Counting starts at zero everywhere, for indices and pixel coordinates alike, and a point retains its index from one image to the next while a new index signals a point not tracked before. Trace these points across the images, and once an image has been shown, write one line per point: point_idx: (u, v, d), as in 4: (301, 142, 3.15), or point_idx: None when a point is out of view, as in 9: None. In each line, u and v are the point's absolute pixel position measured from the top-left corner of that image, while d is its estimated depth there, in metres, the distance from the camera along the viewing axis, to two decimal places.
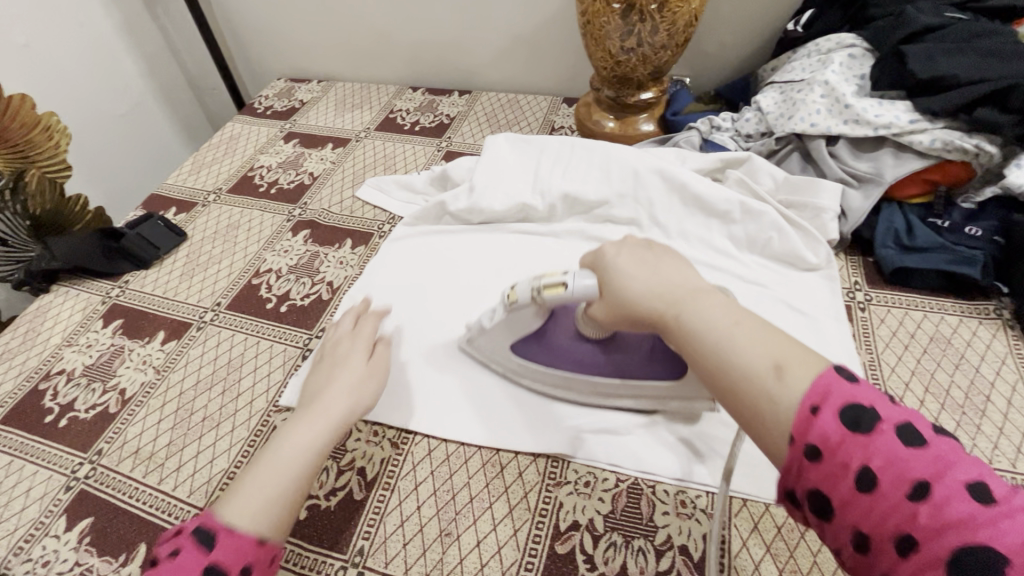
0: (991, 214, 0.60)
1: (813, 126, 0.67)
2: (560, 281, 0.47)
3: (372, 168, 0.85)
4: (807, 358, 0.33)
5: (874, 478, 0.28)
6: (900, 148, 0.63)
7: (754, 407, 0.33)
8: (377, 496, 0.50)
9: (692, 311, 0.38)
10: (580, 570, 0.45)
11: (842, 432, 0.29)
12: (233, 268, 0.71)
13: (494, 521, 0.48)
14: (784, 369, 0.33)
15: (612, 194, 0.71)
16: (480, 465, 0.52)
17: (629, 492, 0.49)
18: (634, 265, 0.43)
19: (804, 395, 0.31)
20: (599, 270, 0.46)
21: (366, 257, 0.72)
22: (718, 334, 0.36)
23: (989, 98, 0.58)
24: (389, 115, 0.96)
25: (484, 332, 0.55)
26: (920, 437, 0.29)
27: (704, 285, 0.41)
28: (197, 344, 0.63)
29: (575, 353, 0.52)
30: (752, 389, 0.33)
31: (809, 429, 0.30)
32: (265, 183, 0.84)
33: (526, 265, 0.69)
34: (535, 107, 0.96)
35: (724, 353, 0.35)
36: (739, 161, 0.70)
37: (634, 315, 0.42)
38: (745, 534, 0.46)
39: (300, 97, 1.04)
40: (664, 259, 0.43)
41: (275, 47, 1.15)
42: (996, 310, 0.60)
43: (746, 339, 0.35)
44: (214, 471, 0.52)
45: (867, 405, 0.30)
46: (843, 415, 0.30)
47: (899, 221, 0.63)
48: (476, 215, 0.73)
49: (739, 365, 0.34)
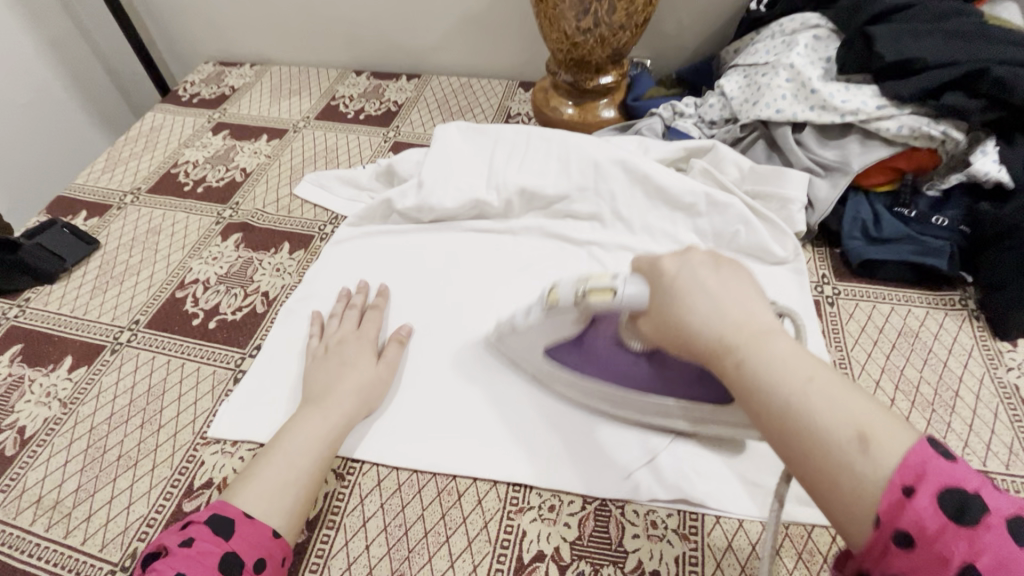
0: (956, 203, 0.59)
1: (779, 113, 0.64)
2: (609, 286, 0.42)
3: (312, 162, 0.79)
4: (889, 423, 0.30)
5: None
6: (866, 135, 0.61)
7: (835, 476, 0.29)
8: (320, 537, 0.46)
9: (759, 358, 0.33)
10: None
11: (942, 522, 0.26)
12: (154, 279, 0.64)
13: (451, 557, 0.44)
14: (868, 439, 0.29)
15: (572, 188, 0.66)
16: (435, 494, 0.48)
17: (597, 514, 0.46)
18: (691, 287, 0.38)
19: (894, 472, 0.28)
20: (654, 281, 0.40)
21: (305, 263, 0.66)
22: (790, 390, 0.32)
23: (958, 82, 0.56)
24: (331, 102, 0.89)
25: (517, 331, 0.49)
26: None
27: (771, 323, 0.35)
28: (111, 370, 0.56)
29: (619, 364, 0.47)
30: (828, 459, 0.30)
31: (900, 515, 0.27)
32: (191, 181, 0.76)
33: (492, 273, 0.63)
34: (488, 92, 0.90)
35: (797, 413, 0.31)
36: (702, 150, 0.67)
37: (688, 345, 0.37)
38: (719, 555, 0.44)
39: (230, 84, 0.96)
40: (729, 281, 0.38)
41: (200, 28, 1.05)
42: (962, 301, 0.59)
43: (823, 398, 0.31)
44: (131, 519, 0.46)
45: (974, 493, 0.27)
46: (950, 505, 0.26)
47: (866, 211, 0.61)
48: (426, 213, 0.68)
49: (817, 429, 0.30)
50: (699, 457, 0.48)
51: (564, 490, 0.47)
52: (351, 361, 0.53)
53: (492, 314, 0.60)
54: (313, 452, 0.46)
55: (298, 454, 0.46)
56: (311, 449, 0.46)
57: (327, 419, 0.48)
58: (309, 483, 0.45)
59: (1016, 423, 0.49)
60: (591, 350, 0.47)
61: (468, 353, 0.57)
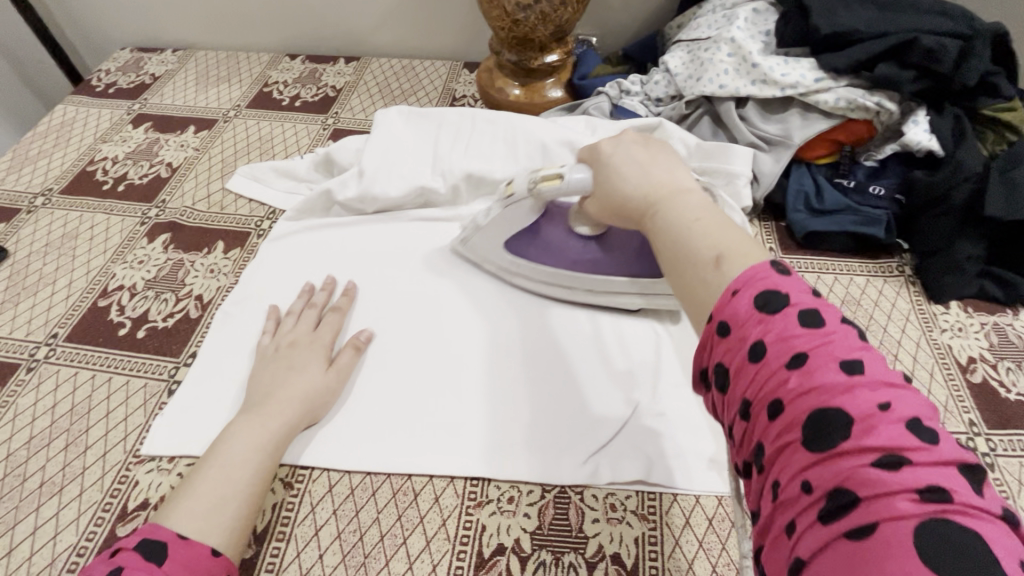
0: (891, 171, 0.60)
1: (722, 88, 0.64)
2: (556, 174, 0.49)
3: (245, 153, 0.74)
4: (749, 247, 0.32)
5: (766, 349, 0.27)
6: (806, 108, 0.62)
7: (693, 299, 0.32)
8: (269, 550, 0.44)
9: (664, 209, 0.37)
10: None
11: (752, 312, 0.28)
12: (73, 288, 0.59)
13: (409, 559, 0.43)
14: (724, 258, 0.31)
15: (520, 171, 0.65)
16: (390, 495, 0.47)
17: (557, 502, 0.46)
18: (625, 162, 0.44)
19: (733, 279, 0.30)
20: (593, 164, 0.47)
21: (242, 262, 0.62)
22: (678, 229, 0.35)
23: (889, 52, 0.57)
24: (263, 89, 0.84)
25: (479, 229, 0.57)
26: (825, 324, 0.27)
27: (687, 186, 0.40)
28: (27, 391, 0.51)
29: (567, 248, 0.55)
30: (692, 275, 0.32)
31: (723, 308, 0.29)
32: (111, 179, 0.71)
33: (443, 266, 0.62)
34: (432, 73, 0.87)
35: (679, 244, 0.34)
36: (650, 128, 0.65)
37: (624, 209, 0.42)
38: (677, 533, 0.44)
39: (151, 72, 0.89)
40: (659, 156, 0.44)
41: (115, 10, 0.97)
42: (899, 267, 0.60)
43: (702, 231, 0.34)
44: (58, 549, 0.42)
45: (786, 291, 0.28)
46: (758, 297, 0.28)
47: (808, 184, 0.62)
48: (369, 203, 0.66)
49: (686, 253, 0.33)
50: (658, 440, 0.48)
51: (521, 479, 0.47)
52: (298, 364, 0.50)
53: (447, 307, 0.59)
54: (252, 463, 0.44)
55: (234, 467, 0.43)
56: (247, 461, 0.44)
57: (265, 428, 0.46)
58: (250, 497, 0.42)
59: (950, 383, 0.51)
60: (550, 242, 0.56)
61: (424, 349, 0.55)
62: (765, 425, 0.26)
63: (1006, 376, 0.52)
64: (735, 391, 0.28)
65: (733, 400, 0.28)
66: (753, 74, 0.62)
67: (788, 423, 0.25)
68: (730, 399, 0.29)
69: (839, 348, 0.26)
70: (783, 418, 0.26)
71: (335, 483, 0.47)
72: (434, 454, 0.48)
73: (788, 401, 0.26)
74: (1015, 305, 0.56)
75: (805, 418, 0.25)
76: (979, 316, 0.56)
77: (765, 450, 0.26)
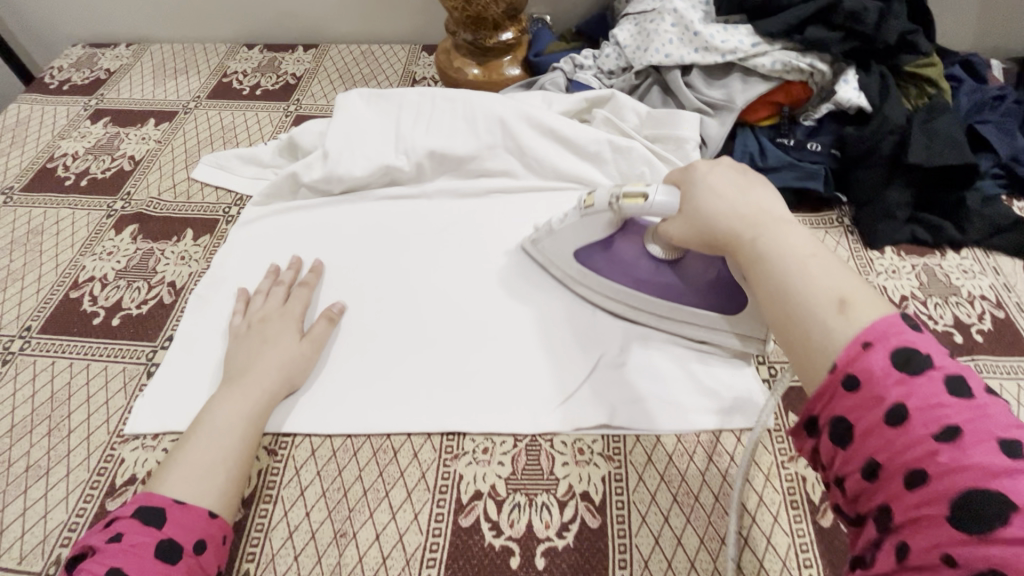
0: (827, 130, 0.67)
1: (667, 57, 0.68)
2: (640, 193, 0.50)
3: (208, 142, 0.75)
4: (873, 300, 0.37)
5: (905, 412, 0.31)
6: (748, 73, 0.67)
7: (816, 341, 0.37)
8: (258, 513, 0.47)
9: (769, 237, 0.43)
10: (487, 538, 0.45)
11: (887, 367, 0.32)
12: (41, 281, 0.60)
13: (391, 510, 0.46)
14: (848, 304, 0.37)
15: (481, 146, 0.68)
16: (371, 454, 0.49)
17: (528, 450, 0.49)
18: (722, 186, 0.48)
19: (860, 332, 0.34)
20: (684, 184, 0.50)
21: (211, 248, 0.64)
22: (789, 262, 0.41)
23: (815, 16, 0.64)
24: (222, 79, 0.85)
25: (552, 234, 0.58)
26: (972, 393, 0.31)
27: (787, 216, 0.45)
28: (5, 383, 0.53)
29: (638, 268, 0.54)
30: (810, 317, 0.38)
31: (855, 361, 0.33)
32: (73, 174, 0.71)
33: (411, 237, 0.64)
34: (391, 58, 0.88)
35: (790, 284, 0.40)
36: (603, 100, 0.70)
37: (715, 236, 0.47)
38: (640, 470, 0.48)
39: (106, 66, 0.89)
40: (754, 186, 0.48)
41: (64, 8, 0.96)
42: (839, 218, 0.66)
43: (819, 271, 0.40)
44: (50, 527, 0.44)
45: (925, 353, 0.32)
46: (894, 354, 0.32)
47: (753, 145, 0.67)
48: (335, 183, 0.67)
49: (806, 295, 0.39)
50: (616, 385, 0.52)
51: (495, 432, 0.50)
52: (271, 338, 0.52)
53: (424, 276, 0.61)
54: (236, 429, 0.46)
55: (220, 434, 0.46)
56: (229, 429, 0.46)
57: (244, 397, 0.48)
58: (238, 461, 0.45)
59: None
60: (619, 254, 0.55)
61: (404, 322, 0.57)
62: (900, 490, 0.31)
63: (934, 311, 0.57)
64: (863, 449, 0.33)
65: (858, 456, 0.33)
66: (684, 47, 0.67)
67: (930, 494, 0.29)
68: (851, 454, 0.33)
69: (992, 425, 0.29)
70: (924, 487, 0.30)
71: (317, 447, 0.50)
72: (408, 414, 0.51)
73: (929, 473, 0.30)
74: (943, 246, 0.62)
75: (951, 493, 0.29)
76: (910, 259, 0.61)
77: (893, 514, 0.31)
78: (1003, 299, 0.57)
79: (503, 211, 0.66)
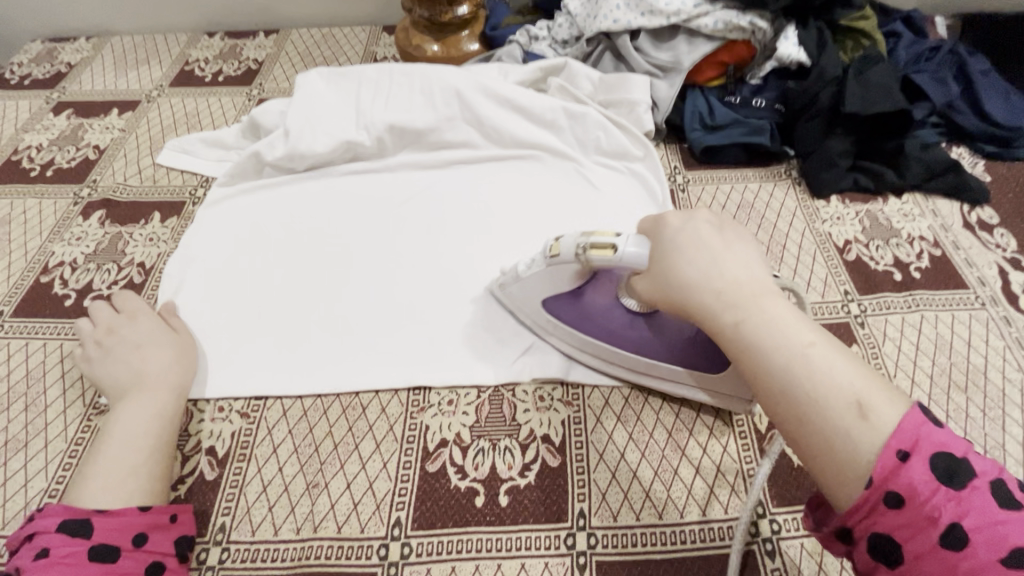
0: (768, 90, 1.18)
1: (615, 23, 1.19)
2: (608, 244, 0.74)
3: (175, 126, 1.29)
4: (886, 404, 0.54)
5: (959, 535, 0.48)
6: (691, 35, 1.18)
7: (840, 446, 0.53)
8: (237, 470, 0.81)
9: (755, 320, 0.62)
10: (456, 470, 0.79)
11: (932, 482, 0.49)
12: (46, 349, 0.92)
13: (360, 462, 0.81)
14: (865, 410, 0.54)
15: (437, 121, 1.16)
16: (341, 409, 0.86)
17: (490, 401, 0.86)
18: (685, 241, 0.70)
19: (892, 445, 0.51)
20: (657, 241, 0.72)
21: (174, 229, 1.10)
22: (791, 356, 0.58)
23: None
24: (187, 68, 1.43)
25: (519, 280, 0.88)
26: (996, 490, 0.50)
27: (765, 291, 0.65)
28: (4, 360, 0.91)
29: (609, 316, 0.83)
30: (834, 422, 0.54)
31: (897, 480, 0.50)
32: (38, 167, 1.21)
33: (359, 206, 1.11)
34: (348, 46, 1.48)
35: (800, 388, 0.57)
36: (556, 67, 1.20)
37: (698, 307, 0.66)
38: (531, 421, 0.84)
39: (64, 62, 1.47)
40: (726, 252, 0.69)
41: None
42: (785, 170, 1.16)
43: (830, 372, 0.56)
44: (45, 468, 0.79)
45: (961, 459, 0.50)
46: (936, 470, 0.50)
47: (709, 105, 1.18)
48: (296, 157, 1.13)
49: (829, 403, 0.55)
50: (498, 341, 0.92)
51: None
52: (137, 345, 0.85)
53: (388, 233, 1.07)
54: (143, 438, 0.76)
55: (126, 442, 0.75)
56: (141, 435, 0.76)
57: (144, 400, 0.79)
58: (146, 462, 0.74)
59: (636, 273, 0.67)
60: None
61: (360, 294, 0.99)
62: None
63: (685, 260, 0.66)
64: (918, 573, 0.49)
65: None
66: (627, 15, 1.19)
67: None
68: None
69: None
70: None
71: (289, 408, 0.87)
72: (378, 379, 0.88)
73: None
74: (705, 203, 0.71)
75: None
76: (853, 209, 1.08)
77: None
78: (939, 238, 1.02)
79: (453, 168, 1.16)
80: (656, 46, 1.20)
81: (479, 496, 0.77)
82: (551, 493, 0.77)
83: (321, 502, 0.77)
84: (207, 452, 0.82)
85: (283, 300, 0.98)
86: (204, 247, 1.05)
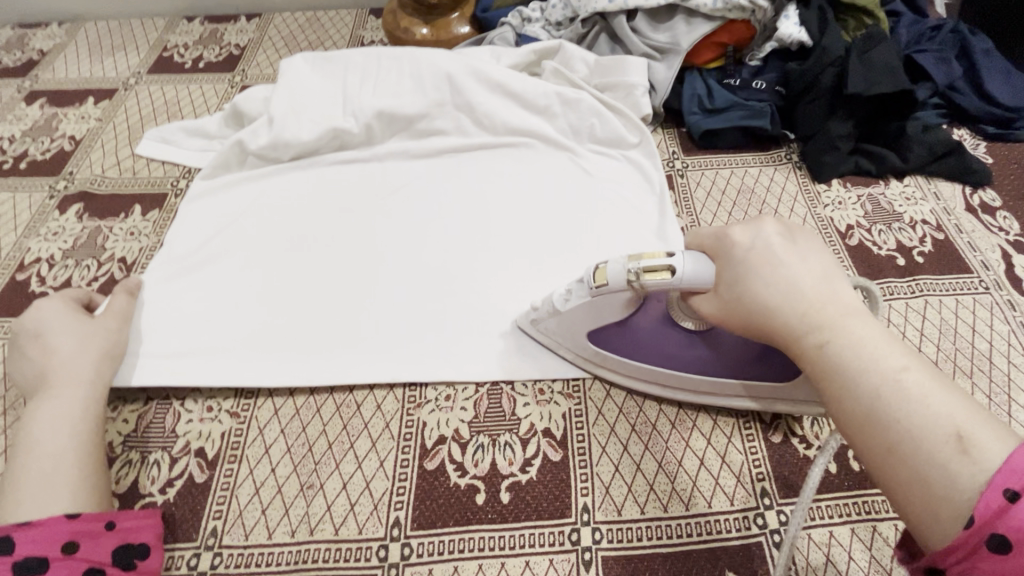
0: (771, 70, 1.12)
1: (613, 4, 1.15)
2: (663, 267, 0.68)
3: (158, 115, 1.23)
4: (993, 438, 0.46)
5: None
6: (691, 15, 1.13)
7: (936, 478, 0.47)
8: (228, 470, 0.79)
9: (840, 340, 0.56)
10: (452, 472, 0.77)
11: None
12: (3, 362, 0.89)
13: (357, 461, 0.79)
14: (964, 441, 0.47)
15: (428, 106, 1.12)
16: (336, 407, 0.84)
17: (490, 395, 0.85)
18: (761, 257, 0.64)
19: (992, 477, 0.44)
20: (728, 254, 0.68)
21: (158, 222, 1.07)
22: (880, 376, 0.52)
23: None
24: (166, 53, 1.36)
25: (559, 311, 0.81)
26: None
27: (851, 308, 0.59)
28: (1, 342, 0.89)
29: (659, 337, 0.78)
30: (930, 448, 0.48)
31: (1001, 520, 0.42)
32: (11, 159, 1.16)
33: (346, 198, 1.07)
34: (338, 28, 1.41)
35: (881, 407, 0.51)
36: (550, 49, 1.16)
37: (774, 324, 0.62)
38: (532, 416, 0.82)
39: (38, 47, 1.39)
40: (809, 265, 0.63)
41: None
42: (787, 155, 1.10)
43: (921, 395, 0.50)
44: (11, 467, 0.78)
45: None
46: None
47: (706, 88, 1.12)
48: (281, 147, 1.09)
49: (922, 434, 0.49)
50: (499, 337, 0.90)
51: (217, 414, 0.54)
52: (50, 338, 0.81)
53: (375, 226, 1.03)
54: (57, 440, 0.72)
55: (38, 448, 0.71)
56: (50, 438, 0.72)
57: (53, 401, 0.75)
58: (68, 462, 0.71)
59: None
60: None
61: (343, 290, 0.96)
62: None
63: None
64: None
65: None
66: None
67: None
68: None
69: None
70: None
71: (280, 406, 0.85)
72: (366, 374, 0.86)
73: None
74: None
75: None
76: (857, 192, 1.04)
77: None
78: (941, 221, 0.99)
79: (443, 159, 1.12)
80: (653, 27, 1.15)
81: (480, 493, 0.76)
82: (554, 488, 0.76)
83: (314, 510, 0.75)
84: (195, 452, 0.81)
85: (261, 293, 0.95)
86: (182, 233, 1.03)
